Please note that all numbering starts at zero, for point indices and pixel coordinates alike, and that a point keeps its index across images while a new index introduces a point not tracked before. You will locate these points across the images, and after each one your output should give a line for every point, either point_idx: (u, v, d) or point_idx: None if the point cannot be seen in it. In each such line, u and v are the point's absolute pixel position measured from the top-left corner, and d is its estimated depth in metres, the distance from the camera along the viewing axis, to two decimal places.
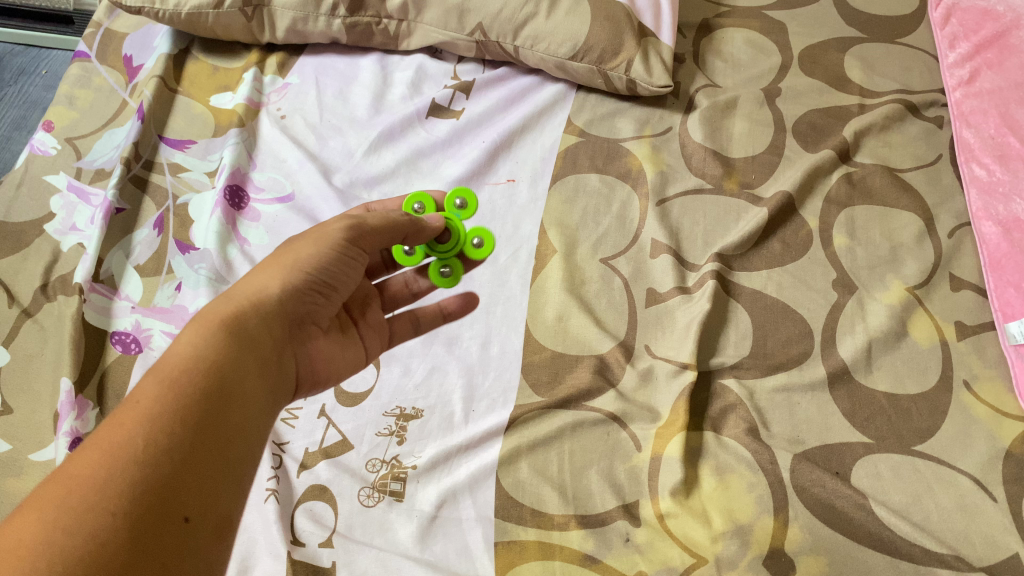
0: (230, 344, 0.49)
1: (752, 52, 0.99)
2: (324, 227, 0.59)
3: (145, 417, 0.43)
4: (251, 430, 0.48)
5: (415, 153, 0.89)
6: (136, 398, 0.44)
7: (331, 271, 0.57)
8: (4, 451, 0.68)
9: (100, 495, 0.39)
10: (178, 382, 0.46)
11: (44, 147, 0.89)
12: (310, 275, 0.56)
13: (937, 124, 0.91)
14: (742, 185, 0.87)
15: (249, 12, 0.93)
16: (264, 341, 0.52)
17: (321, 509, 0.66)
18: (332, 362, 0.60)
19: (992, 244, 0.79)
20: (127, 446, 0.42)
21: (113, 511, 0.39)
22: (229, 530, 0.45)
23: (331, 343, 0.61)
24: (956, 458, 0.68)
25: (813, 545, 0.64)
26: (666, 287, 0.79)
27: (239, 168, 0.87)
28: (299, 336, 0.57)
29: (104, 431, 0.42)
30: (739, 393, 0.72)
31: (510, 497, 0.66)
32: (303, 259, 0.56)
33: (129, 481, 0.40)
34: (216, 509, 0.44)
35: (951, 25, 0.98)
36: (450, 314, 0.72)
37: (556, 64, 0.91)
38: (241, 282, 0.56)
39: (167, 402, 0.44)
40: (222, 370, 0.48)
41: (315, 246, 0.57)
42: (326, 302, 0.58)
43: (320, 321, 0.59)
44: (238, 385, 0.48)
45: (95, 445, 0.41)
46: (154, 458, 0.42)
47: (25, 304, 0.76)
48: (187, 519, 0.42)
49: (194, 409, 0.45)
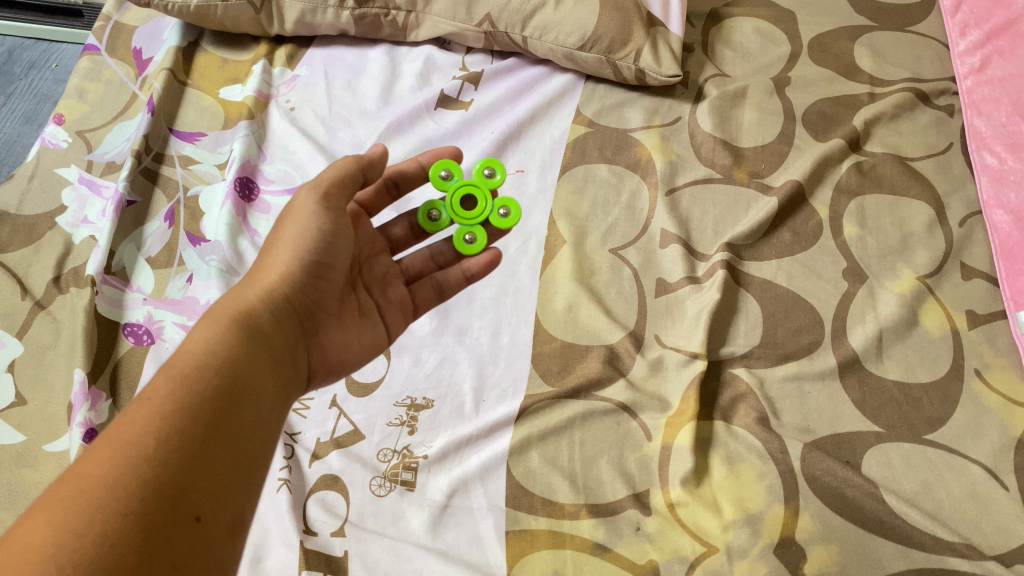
0: (239, 338, 0.50)
1: (762, 41, 0.98)
2: (298, 202, 0.59)
3: (156, 415, 0.44)
4: (263, 426, 0.49)
5: (423, 144, 0.88)
6: (148, 395, 0.45)
7: (324, 251, 0.57)
8: (18, 442, 0.69)
9: (111, 494, 0.40)
10: (188, 377, 0.46)
11: (55, 141, 0.89)
12: (309, 258, 0.56)
13: (948, 112, 0.91)
14: (752, 174, 0.86)
15: (257, 4, 0.93)
16: (274, 334, 0.53)
17: (333, 499, 0.67)
18: (348, 350, 0.60)
19: (1004, 232, 0.79)
20: (137, 445, 0.42)
21: (123, 511, 0.39)
22: (241, 528, 0.45)
23: (346, 330, 0.60)
24: (967, 447, 0.68)
25: (824, 535, 0.64)
26: (676, 277, 0.79)
27: (249, 160, 0.87)
28: (310, 327, 0.57)
29: (116, 429, 0.43)
30: (749, 382, 0.72)
31: (521, 486, 0.67)
32: (299, 241, 0.56)
33: (138, 481, 0.41)
34: (228, 508, 0.44)
35: (962, 13, 0.98)
36: (473, 276, 0.70)
37: (565, 54, 0.91)
38: (251, 276, 0.57)
39: (179, 399, 0.45)
40: (233, 365, 0.48)
41: (300, 225, 0.57)
42: (328, 284, 0.58)
43: (330, 307, 0.59)
44: (249, 380, 0.49)
45: (107, 444, 0.42)
46: (165, 457, 0.42)
47: (38, 296, 0.77)
48: (198, 519, 0.42)
49: (205, 405, 0.45)
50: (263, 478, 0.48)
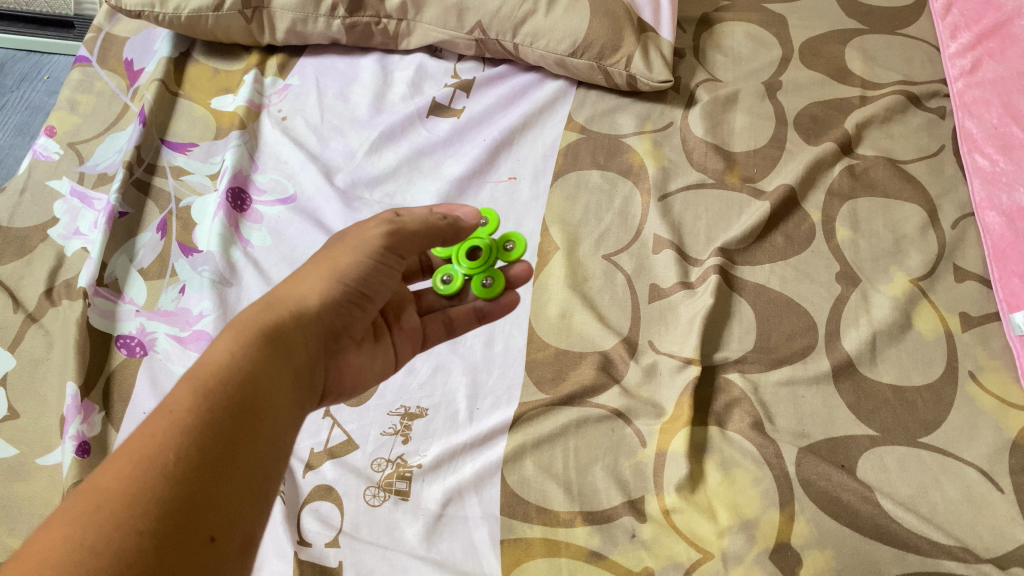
0: (266, 354, 0.50)
1: (753, 45, 0.99)
2: (364, 232, 0.60)
3: (178, 430, 0.43)
4: (281, 447, 0.48)
5: (416, 152, 0.89)
6: (172, 408, 0.44)
7: (366, 279, 0.58)
8: (10, 456, 0.69)
9: (129, 511, 0.39)
10: (213, 393, 0.46)
11: (47, 153, 0.89)
12: (350, 286, 0.56)
13: (940, 114, 0.91)
14: (744, 179, 0.87)
15: (248, 14, 0.94)
16: (300, 354, 0.52)
17: (328, 509, 0.67)
18: (363, 374, 0.61)
19: (996, 234, 0.79)
20: (158, 461, 0.42)
21: (140, 528, 0.39)
22: (251, 548, 0.44)
23: (363, 355, 0.61)
24: (961, 449, 0.68)
25: (819, 540, 0.63)
26: (669, 282, 0.79)
27: (241, 170, 0.87)
28: (333, 350, 0.57)
29: (137, 441, 0.42)
30: (742, 387, 0.72)
31: (516, 494, 0.67)
32: (342, 268, 0.56)
33: (157, 497, 0.40)
34: (240, 529, 0.43)
35: (952, 16, 0.98)
36: (484, 315, 0.70)
37: (557, 61, 0.91)
38: (282, 289, 0.56)
39: (203, 414, 0.44)
40: (259, 383, 0.48)
41: (354, 253, 0.58)
42: (361, 314, 0.58)
43: (354, 333, 0.59)
44: (271, 400, 0.48)
45: (127, 455, 0.42)
46: (184, 474, 0.42)
47: (30, 309, 0.77)
48: (211, 539, 0.41)
49: (229, 424, 0.45)
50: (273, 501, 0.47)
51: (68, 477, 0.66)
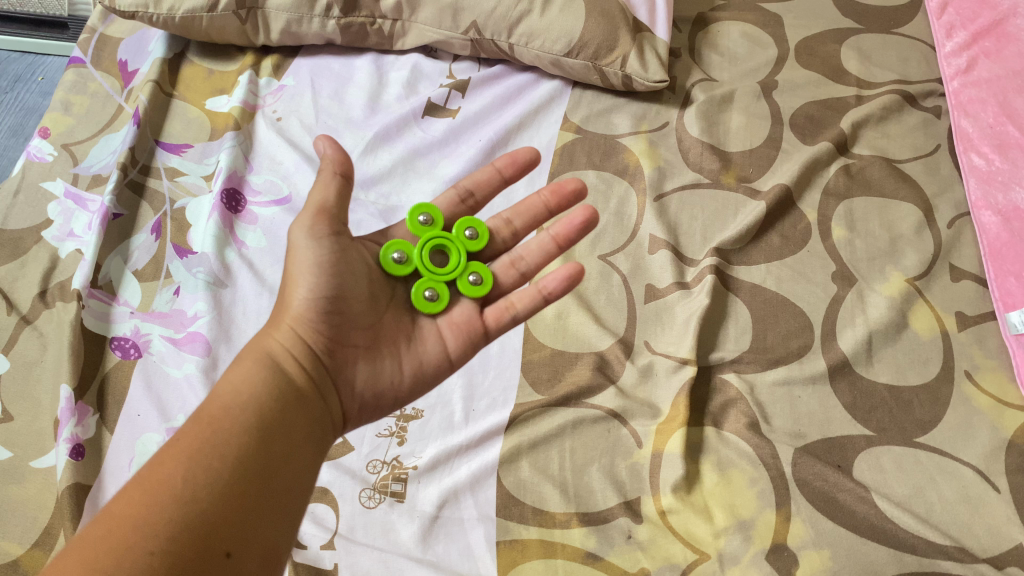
0: (261, 380, 0.51)
1: (749, 44, 0.99)
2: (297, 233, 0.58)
3: (183, 457, 0.45)
4: (294, 461, 0.49)
5: (411, 153, 0.88)
6: (179, 437, 0.47)
7: (335, 281, 0.56)
8: (5, 458, 0.68)
9: (141, 535, 0.41)
10: (214, 421, 0.48)
11: (41, 154, 0.89)
12: (324, 293, 0.55)
13: (936, 114, 0.91)
14: (740, 178, 0.87)
15: (243, 14, 0.93)
16: (297, 371, 0.53)
17: (323, 511, 0.66)
18: (388, 376, 0.58)
19: (992, 233, 0.79)
20: (167, 487, 0.44)
21: (151, 549, 0.41)
22: (276, 559, 0.46)
23: (382, 358, 0.58)
24: (958, 449, 0.68)
25: (816, 540, 0.63)
26: (665, 282, 0.79)
27: (236, 171, 0.87)
28: (343, 359, 0.57)
29: (150, 471, 0.45)
30: (739, 387, 0.72)
31: (512, 496, 0.66)
32: (305, 275, 0.55)
33: (167, 519, 0.42)
34: (260, 543, 0.45)
35: (948, 15, 0.98)
36: (551, 294, 0.64)
37: (552, 61, 0.91)
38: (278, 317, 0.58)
39: (206, 440, 0.47)
40: (258, 406, 0.50)
41: (302, 256, 0.56)
42: (352, 317, 0.57)
43: (358, 339, 0.58)
44: (274, 418, 0.50)
45: (140, 484, 0.44)
46: (192, 496, 0.44)
47: (24, 311, 0.77)
48: (228, 554, 0.43)
49: (231, 446, 0.47)
50: (299, 512, 0.49)
51: (63, 480, 0.65)
